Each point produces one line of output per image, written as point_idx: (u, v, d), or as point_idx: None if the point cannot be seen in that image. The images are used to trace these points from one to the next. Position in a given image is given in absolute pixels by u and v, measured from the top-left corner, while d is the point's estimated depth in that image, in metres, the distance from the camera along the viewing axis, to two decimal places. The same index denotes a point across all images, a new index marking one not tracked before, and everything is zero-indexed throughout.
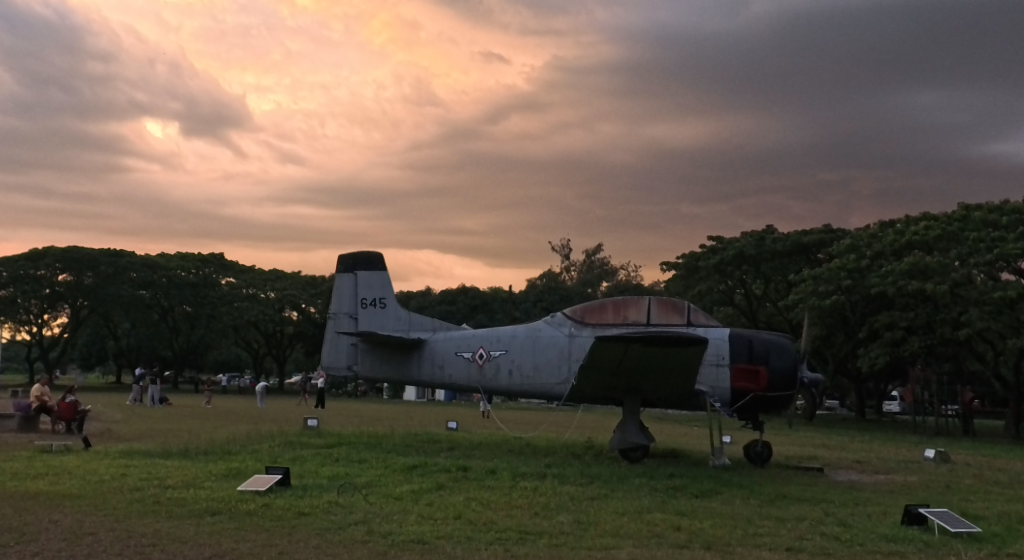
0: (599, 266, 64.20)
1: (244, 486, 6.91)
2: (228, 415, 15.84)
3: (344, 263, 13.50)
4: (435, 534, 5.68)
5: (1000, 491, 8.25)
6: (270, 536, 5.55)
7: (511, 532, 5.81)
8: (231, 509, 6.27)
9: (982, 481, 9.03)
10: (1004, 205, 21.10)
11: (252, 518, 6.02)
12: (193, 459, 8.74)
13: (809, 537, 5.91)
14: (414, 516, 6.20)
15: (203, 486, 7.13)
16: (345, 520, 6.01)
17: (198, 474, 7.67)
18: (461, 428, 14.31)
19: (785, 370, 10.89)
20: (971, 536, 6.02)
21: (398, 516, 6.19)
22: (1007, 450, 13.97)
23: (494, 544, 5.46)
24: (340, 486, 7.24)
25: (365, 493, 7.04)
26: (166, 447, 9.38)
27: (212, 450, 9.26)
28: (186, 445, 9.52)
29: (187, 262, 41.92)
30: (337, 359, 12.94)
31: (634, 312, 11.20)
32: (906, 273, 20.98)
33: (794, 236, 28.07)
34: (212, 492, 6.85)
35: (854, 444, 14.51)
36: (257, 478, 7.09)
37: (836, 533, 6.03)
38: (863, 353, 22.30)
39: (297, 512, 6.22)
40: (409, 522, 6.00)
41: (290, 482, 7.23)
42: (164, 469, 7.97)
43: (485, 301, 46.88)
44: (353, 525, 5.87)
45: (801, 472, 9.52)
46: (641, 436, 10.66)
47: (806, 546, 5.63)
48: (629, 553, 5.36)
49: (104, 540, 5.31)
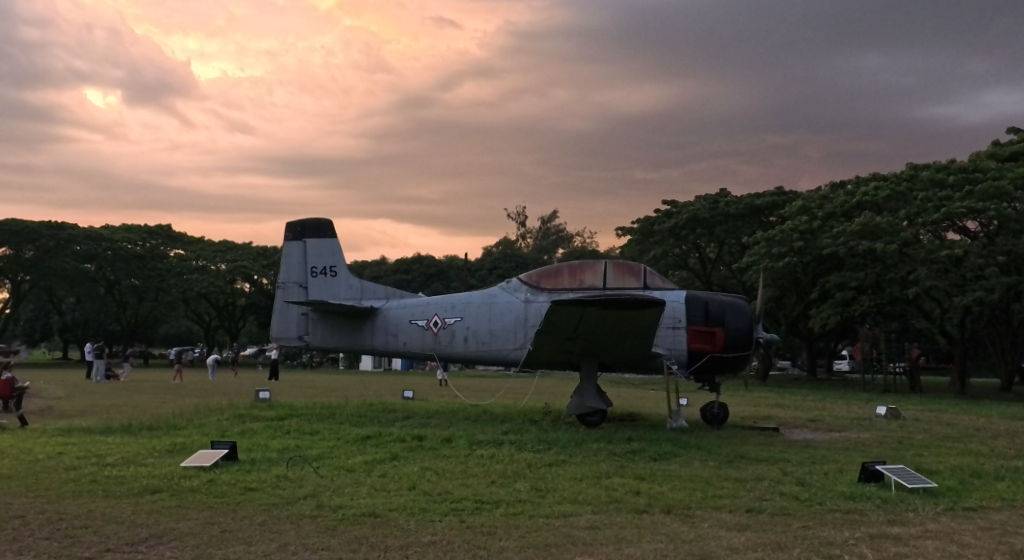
0: (555, 232, 64.21)
1: (187, 462, 6.71)
2: (177, 389, 15.52)
3: (292, 230, 13.15)
4: (388, 506, 5.56)
5: (949, 445, 8.43)
6: (212, 513, 5.37)
7: (466, 501, 5.73)
8: (172, 486, 6.08)
9: (933, 436, 9.23)
10: (950, 164, 21.47)
11: (194, 496, 5.84)
12: (136, 435, 8.47)
13: (768, 498, 5.94)
14: (366, 488, 6.08)
15: (143, 463, 6.90)
16: (293, 494, 5.86)
17: (139, 451, 7.42)
18: (417, 397, 14.18)
19: (741, 332, 10.96)
20: (926, 491, 6.11)
21: (349, 488, 6.06)
22: (952, 405, 14.38)
23: (449, 515, 5.37)
24: (290, 459, 7.08)
25: (317, 465, 6.91)
26: (109, 423, 9.10)
27: (157, 425, 8.99)
28: (129, 421, 9.23)
29: (133, 234, 40.90)
30: (287, 329, 12.68)
31: (590, 276, 11.15)
32: (856, 233, 21.35)
33: (747, 199, 28.31)
34: (154, 469, 6.64)
35: (806, 403, 14.74)
36: (202, 454, 6.89)
37: (795, 493, 6.06)
38: (815, 314, 22.73)
39: (244, 488, 6.05)
40: (361, 495, 5.87)
41: (237, 456, 7.06)
42: (104, 446, 7.71)
43: (441, 269, 46.68)
44: (302, 500, 5.73)
45: (757, 432, 9.61)
46: (598, 401, 10.69)
47: (766, 507, 5.64)
48: (587, 520, 5.30)
49: (32, 524, 5.08)
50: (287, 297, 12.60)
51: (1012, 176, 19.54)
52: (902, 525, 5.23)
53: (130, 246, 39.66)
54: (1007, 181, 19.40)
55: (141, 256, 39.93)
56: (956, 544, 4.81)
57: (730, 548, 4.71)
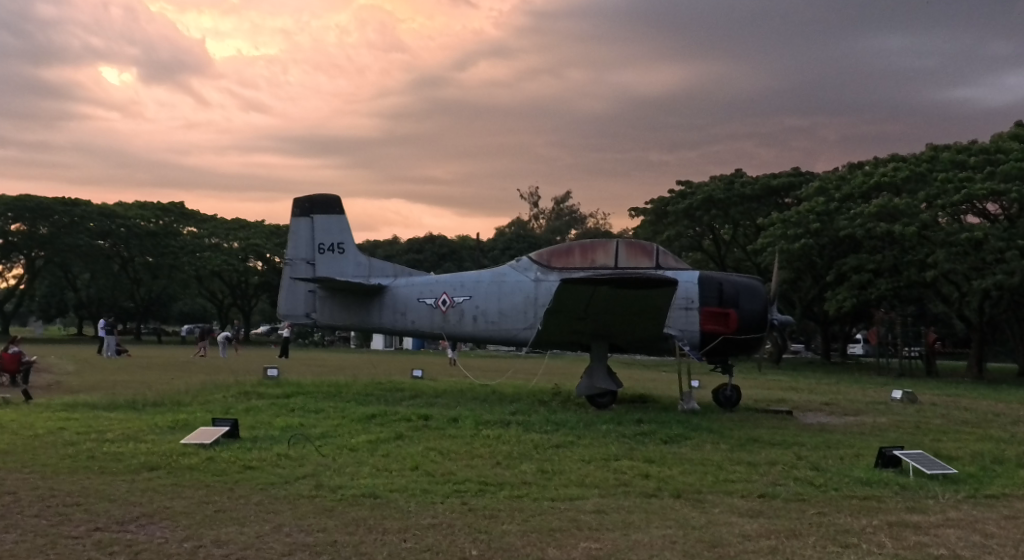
0: (568, 214, 64.00)
1: (188, 439, 6.66)
2: (186, 366, 15.53)
3: (299, 206, 13.06)
4: (389, 487, 5.49)
5: (968, 430, 8.28)
6: (209, 492, 5.32)
7: (470, 483, 5.64)
8: (171, 463, 6.03)
9: (951, 421, 9.08)
10: (972, 145, 21.11)
11: (192, 473, 5.80)
12: (140, 411, 8.45)
13: (783, 483, 5.82)
14: (368, 468, 6.01)
15: (143, 440, 6.86)
16: (292, 474, 5.80)
17: (140, 427, 7.38)
18: (426, 376, 14.14)
19: (755, 314, 10.81)
20: (946, 477, 5.99)
21: (350, 468, 6.00)
22: (969, 390, 14.21)
23: (450, 498, 5.29)
24: (292, 437, 7.03)
25: (319, 443, 6.85)
26: (113, 399, 9.07)
27: (161, 401, 8.97)
28: (133, 397, 9.21)
29: (146, 211, 41.05)
30: (294, 307, 12.62)
31: (602, 256, 11.00)
32: (874, 215, 21.06)
33: (763, 180, 28.00)
34: (154, 446, 6.60)
35: (821, 387, 14.58)
36: (202, 430, 6.84)
37: (810, 478, 5.95)
38: (830, 297, 22.47)
39: (243, 466, 6.00)
40: (362, 475, 5.80)
41: (239, 434, 7.00)
42: (106, 421, 7.68)
43: (453, 249, 46.67)
44: (301, 480, 5.67)
45: (770, 416, 9.48)
46: (608, 382, 10.59)
47: (780, 493, 5.53)
48: (594, 504, 5.20)
49: (24, 501, 5.04)
50: (294, 275, 12.53)
51: None
52: (922, 513, 5.10)
53: (144, 223, 39.80)
54: None
55: (154, 233, 40.05)
56: (978, 534, 4.68)
57: (742, 535, 4.60)
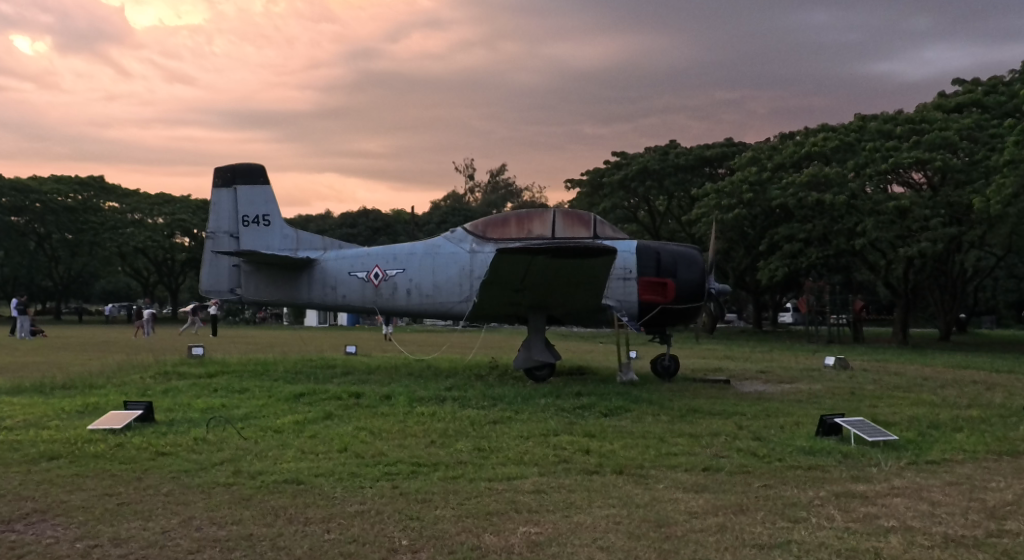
0: (504, 186, 63.83)
1: (95, 424, 6.29)
2: (105, 346, 14.92)
3: (221, 175, 12.54)
4: (314, 471, 5.27)
5: (901, 395, 8.44)
6: (113, 483, 5.02)
7: (402, 465, 5.46)
8: (73, 452, 5.67)
9: (883, 386, 9.26)
10: (898, 115, 21.60)
11: (97, 462, 5.47)
12: (47, 395, 8.00)
13: (727, 455, 5.79)
14: (293, 451, 5.77)
15: (47, 426, 6.47)
16: (208, 460, 5.51)
17: (45, 412, 6.97)
18: (360, 352, 13.86)
19: (692, 283, 10.83)
20: (887, 444, 6.05)
21: (273, 452, 5.74)
22: (897, 355, 14.64)
23: (379, 481, 5.09)
24: (211, 420, 6.72)
25: (242, 426, 6.56)
26: (20, 382, 8.57)
27: (72, 384, 8.51)
28: (42, 379, 8.72)
29: (63, 186, 39.34)
30: (217, 282, 12.14)
31: (539, 226, 10.87)
32: (806, 184, 21.42)
33: (696, 151, 28.25)
34: (58, 432, 6.23)
35: (755, 355, 14.80)
36: (113, 414, 6.48)
37: (754, 449, 5.93)
38: (763, 266, 22.82)
39: (155, 453, 5.69)
40: (285, 459, 5.56)
41: (153, 418, 6.68)
42: (8, 407, 7.23)
43: (387, 223, 46.15)
44: (218, 466, 5.40)
45: (708, 385, 9.53)
46: (546, 354, 10.51)
47: (724, 465, 5.50)
48: (533, 483, 5.08)
49: None
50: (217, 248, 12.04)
51: (958, 127, 19.77)
52: (867, 482, 5.12)
53: (61, 198, 38.16)
54: (954, 132, 19.62)
55: (72, 209, 38.45)
56: (927, 502, 4.71)
57: (688, 513, 4.54)
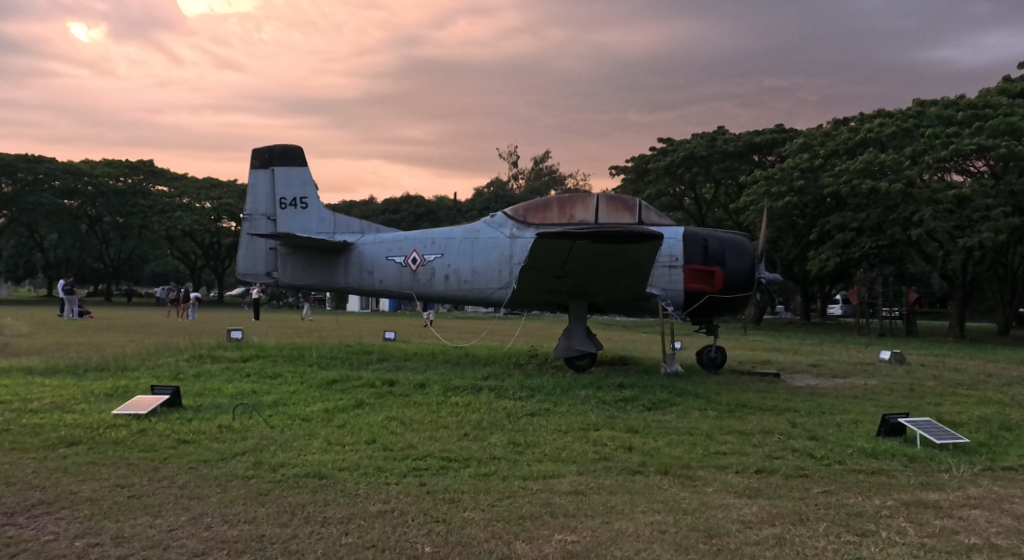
0: (548, 173, 63.49)
1: (121, 409, 6.26)
2: (146, 327, 15.08)
3: (259, 157, 12.51)
4: (338, 465, 5.14)
5: (965, 392, 8.05)
6: (129, 473, 4.96)
7: (432, 459, 5.30)
8: (93, 438, 5.63)
9: (944, 382, 8.86)
10: (961, 99, 20.77)
11: (116, 449, 5.43)
12: (80, 377, 8.03)
13: (781, 456, 5.52)
14: (319, 442, 5.64)
15: (72, 409, 6.45)
16: (230, 449, 5.42)
17: (73, 394, 6.98)
18: (400, 338, 13.78)
19: (741, 272, 10.49)
20: (957, 447, 5.72)
21: (297, 443, 5.62)
22: (955, 349, 14.10)
23: (406, 478, 4.94)
24: (239, 406, 6.65)
25: (269, 414, 6.47)
26: (57, 363, 8.63)
27: (106, 365, 8.55)
28: (77, 361, 8.79)
29: (113, 169, 40.07)
30: (254, 265, 12.12)
31: (581, 211, 10.62)
32: (860, 171, 20.81)
33: (745, 137, 27.61)
34: (84, 416, 6.21)
35: (806, 347, 14.38)
36: (139, 399, 6.45)
37: (810, 450, 5.64)
38: (813, 256, 22.23)
39: (176, 440, 5.63)
40: (310, 450, 5.44)
41: (179, 402, 6.64)
42: (38, 388, 7.26)
43: (430, 210, 46.24)
44: (238, 456, 5.31)
45: (757, 378, 9.24)
46: (587, 343, 10.30)
47: (779, 467, 5.23)
48: (571, 483, 4.88)
49: None
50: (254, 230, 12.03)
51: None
52: (939, 490, 4.82)
53: (111, 181, 38.85)
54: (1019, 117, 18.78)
55: (122, 192, 39.13)
56: (1010, 516, 4.42)
57: (740, 522, 4.30)
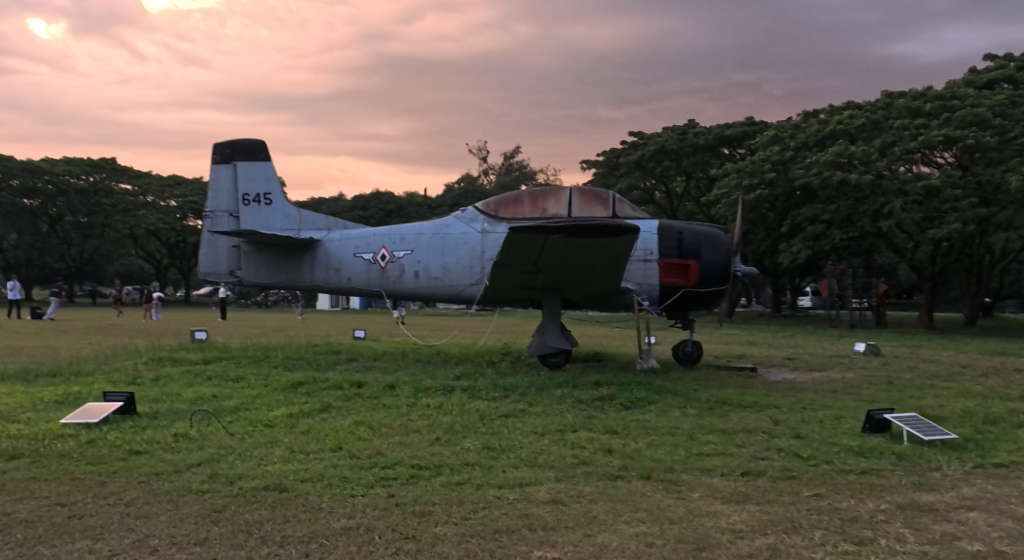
0: (518, 169, 63.37)
1: (70, 418, 6.01)
2: (105, 329, 14.70)
3: (220, 151, 12.22)
4: (301, 476, 4.95)
5: (944, 385, 8.05)
6: (73, 488, 4.74)
7: (401, 467, 5.13)
8: (37, 451, 5.38)
9: (921, 374, 8.87)
10: (928, 90, 20.95)
11: (61, 462, 5.19)
12: (30, 383, 7.74)
13: (767, 457, 5.42)
14: (281, 451, 5.45)
15: (18, 419, 6.17)
16: (184, 460, 5.21)
17: (21, 403, 6.70)
18: (370, 337, 13.56)
19: (717, 265, 10.44)
20: (944, 443, 5.69)
21: (257, 451, 5.42)
22: (927, 340, 14.19)
23: (373, 489, 4.76)
24: (197, 412, 6.42)
25: (228, 420, 6.25)
26: (7, 369, 8.30)
27: (60, 370, 8.25)
28: (31, 366, 8.47)
29: (75, 167, 39.24)
30: (216, 263, 11.84)
31: (553, 205, 10.47)
32: (830, 163, 20.91)
33: (716, 130, 27.66)
34: (29, 427, 5.94)
35: (780, 340, 14.38)
36: (90, 407, 6.21)
37: (796, 450, 5.56)
38: (785, 248, 22.34)
39: (127, 451, 5.40)
40: (271, 460, 5.25)
41: (133, 409, 6.40)
42: None
43: (400, 206, 45.99)
44: (193, 468, 5.10)
45: (734, 373, 9.18)
46: (561, 340, 10.18)
47: (765, 469, 5.14)
48: (549, 491, 4.75)
49: None
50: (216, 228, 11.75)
51: (990, 103, 19.10)
52: (933, 491, 4.77)
53: (72, 179, 38.03)
54: (985, 108, 18.96)
55: (84, 190, 38.33)
56: (1008, 518, 4.37)
57: (731, 531, 4.20)
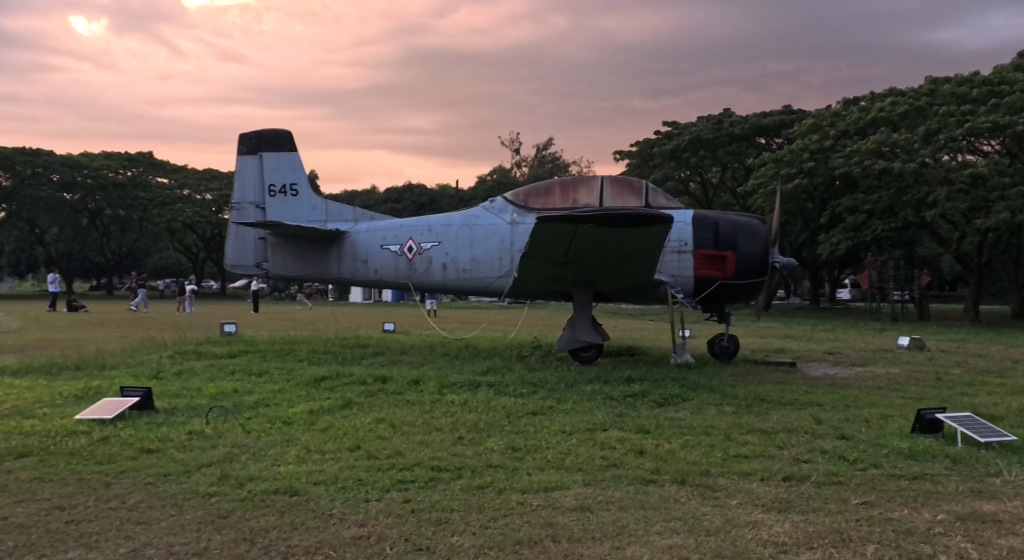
0: (551, 161, 63.10)
1: (83, 414, 6.00)
2: (136, 321, 14.82)
3: (247, 142, 12.21)
4: (313, 478, 4.84)
5: (996, 381, 7.74)
6: (78, 490, 4.70)
7: (420, 469, 5.01)
8: (48, 449, 5.36)
9: (970, 369, 8.56)
10: (975, 75, 20.33)
11: (69, 461, 5.15)
12: (55, 376, 7.77)
13: (810, 459, 5.21)
14: (297, 450, 5.36)
15: (35, 415, 6.17)
16: (194, 461, 5.15)
17: (41, 398, 6.71)
18: (399, 330, 13.50)
19: (754, 256, 10.17)
20: (1003, 445, 5.43)
21: (271, 451, 5.34)
22: (974, 333, 13.73)
23: (389, 493, 4.64)
24: (214, 409, 6.37)
25: (246, 417, 6.18)
26: (33, 362, 8.34)
27: (85, 364, 8.28)
28: (58, 359, 8.52)
29: (113, 162, 39.87)
30: (243, 256, 11.84)
31: (584, 195, 10.27)
32: (872, 151, 20.37)
33: (752, 120, 27.13)
34: (45, 422, 5.94)
35: (820, 334, 14.04)
36: (106, 403, 6.20)
37: (841, 452, 5.33)
38: (824, 240, 21.86)
39: (139, 450, 5.37)
40: (285, 461, 5.16)
41: (151, 405, 6.39)
42: (7, 390, 6.99)
43: (433, 198, 46.06)
44: (203, 469, 5.03)
45: (773, 368, 8.94)
46: (592, 334, 10.01)
47: (810, 474, 4.92)
48: (575, 497, 4.59)
49: None
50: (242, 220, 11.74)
51: None
52: (995, 499, 4.53)
53: (111, 173, 38.66)
54: None
55: (122, 184, 38.93)
56: None
57: (774, 545, 4.00)
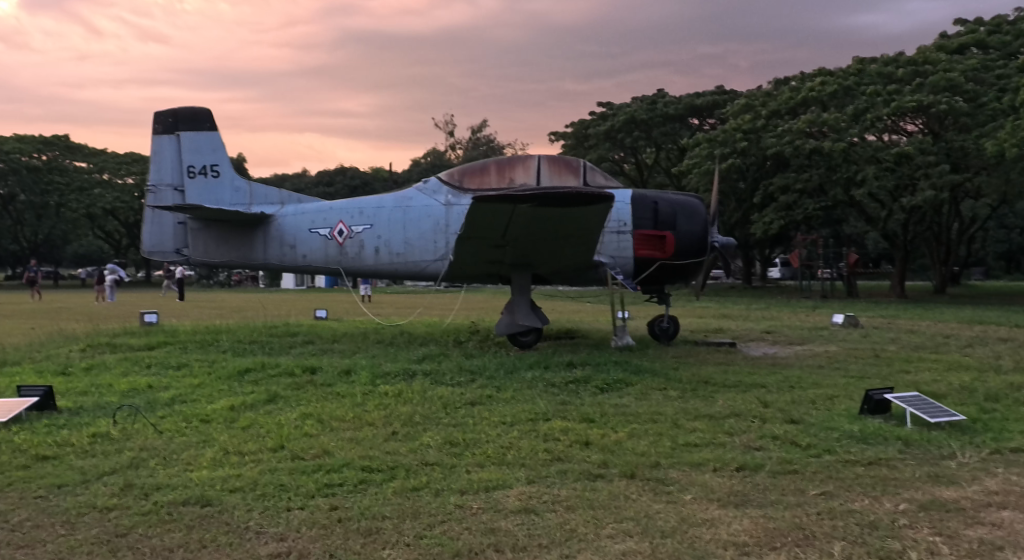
0: (486, 143, 62.76)
1: None
2: (49, 313, 14.10)
3: (162, 121, 11.65)
4: (230, 485, 4.57)
5: (933, 357, 7.89)
6: None
7: (349, 471, 4.78)
8: None
9: (906, 346, 8.72)
10: (900, 56, 20.82)
11: None
12: None
13: (761, 447, 5.17)
14: (214, 452, 5.07)
15: None
16: (94, 469, 4.81)
17: None
18: (332, 317, 13.16)
19: (693, 236, 10.17)
20: (951, 425, 5.51)
21: (184, 455, 5.04)
22: (903, 309, 14.07)
23: (314, 500, 4.40)
24: (124, 408, 6.01)
25: (159, 416, 5.85)
26: None
27: None
28: None
29: (26, 145, 38.01)
30: (161, 242, 11.32)
31: (521, 174, 10.08)
32: (802, 131, 20.69)
33: (685, 100, 27.33)
34: None
35: (756, 313, 14.20)
36: (1, 404, 5.77)
37: (793, 437, 5.30)
38: (757, 219, 22.17)
39: (34, 457, 5.00)
40: (198, 465, 4.86)
41: (52, 404, 6.01)
42: None
43: (366, 181, 45.34)
44: (103, 477, 4.71)
45: (713, 348, 8.97)
46: (532, 319, 9.87)
47: (763, 463, 4.87)
48: (518, 497, 4.43)
49: None
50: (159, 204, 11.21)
51: (963, 68, 19.18)
52: (954, 485, 4.55)
53: (24, 156, 36.86)
54: (958, 73, 18.93)
55: (36, 168, 37.17)
56: None
57: (733, 546, 3.91)
